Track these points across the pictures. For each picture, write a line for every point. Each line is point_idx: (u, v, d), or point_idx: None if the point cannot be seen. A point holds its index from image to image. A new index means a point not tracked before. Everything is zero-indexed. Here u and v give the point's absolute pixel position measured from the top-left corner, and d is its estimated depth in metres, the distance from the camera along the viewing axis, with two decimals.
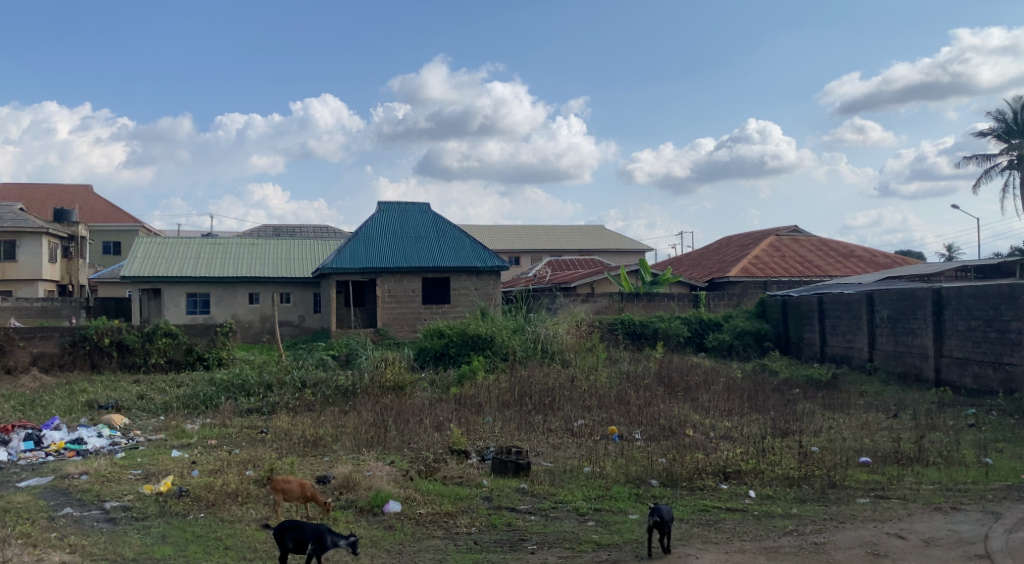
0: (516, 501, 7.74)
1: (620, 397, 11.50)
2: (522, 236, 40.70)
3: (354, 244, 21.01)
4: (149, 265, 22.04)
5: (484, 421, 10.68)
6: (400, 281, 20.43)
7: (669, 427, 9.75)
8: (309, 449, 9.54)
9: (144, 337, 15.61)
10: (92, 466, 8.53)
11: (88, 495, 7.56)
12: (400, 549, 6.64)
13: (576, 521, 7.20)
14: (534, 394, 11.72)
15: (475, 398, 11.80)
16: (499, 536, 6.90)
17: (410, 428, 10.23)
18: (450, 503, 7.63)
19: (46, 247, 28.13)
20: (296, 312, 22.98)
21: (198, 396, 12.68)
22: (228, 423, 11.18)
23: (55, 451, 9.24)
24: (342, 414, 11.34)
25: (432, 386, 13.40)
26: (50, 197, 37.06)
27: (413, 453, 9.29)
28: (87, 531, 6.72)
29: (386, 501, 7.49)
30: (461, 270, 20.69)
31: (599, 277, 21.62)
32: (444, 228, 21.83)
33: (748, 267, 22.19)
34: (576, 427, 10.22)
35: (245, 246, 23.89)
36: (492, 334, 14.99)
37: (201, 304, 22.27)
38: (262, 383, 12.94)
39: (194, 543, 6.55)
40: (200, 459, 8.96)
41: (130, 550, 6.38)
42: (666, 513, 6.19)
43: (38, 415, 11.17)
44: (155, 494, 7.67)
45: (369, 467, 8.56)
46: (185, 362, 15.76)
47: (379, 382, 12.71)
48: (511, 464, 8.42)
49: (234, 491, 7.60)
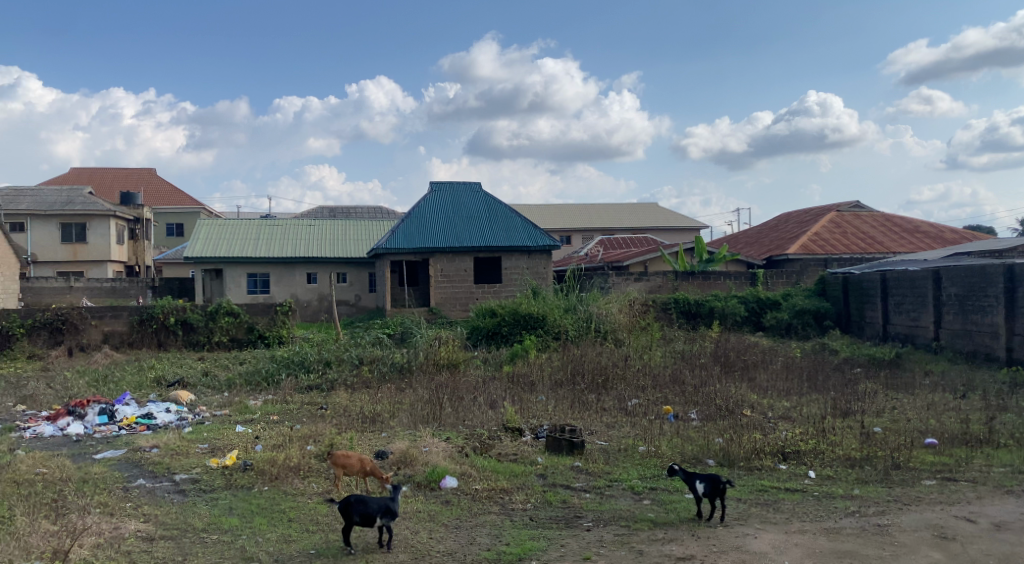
0: (571, 478, 7.79)
1: (675, 376, 11.44)
2: (573, 215, 40.54)
3: (407, 224, 21.21)
4: (211, 246, 22.57)
5: (537, 399, 10.76)
6: (452, 260, 20.57)
7: (725, 407, 9.67)
8: (367, 425, 9.73)
9: (208, 315, 16.04)
10: (162, 439, 8.82)
11: (160, 468, 7.84)
12: (457, 524, 6.75)
13: (632, 499, 7.24)
14: (587, 373, 11.73)
15: (527, 376, 11.87)
16: (554, 513, 6.97)
17: (464, 406, 10.34)
18: (505, 479, 7.72)
19: (114, 229, 28.97)
20: (353, 292, 23.35)
21: (260, 372, 13.01)
22: (289, 399, 11.46)
23: (127, 425, 9.56)
24: (398, 392, 11.50)
25: (485, 364, 13.51)
26: (116, 180, 38.25)
27: (468, 430, 9.40)
28: (160, 501, 6.98)
29: (443, 477, 7.62)
30: (512, 250, 20.73)
31: (653, 255, 21.43)
32: (495, 208, 21.90)
33: (808, 244, 21.79)
34: (630, 406, 10.20)
35: (302, 227, 24.27)
36: (544, 313, 15.00)
37: (261, 283, 22.79)
38: (320, 360, 13.20)
39: (259, 515, 6.76)
40: (263, 434, 9.21)
41: (199, 520, 6.61)
42: (701, 487, 6.52)
43: (111, 390, 11.60)
44: (222, 467, 7.91)
45: (426, 443, 8.68)
46: (247, 340, 16.21)
47: (433, 360, 12.87)
48: (566, 442, 8.46)
49: (296, 465, 7.79)
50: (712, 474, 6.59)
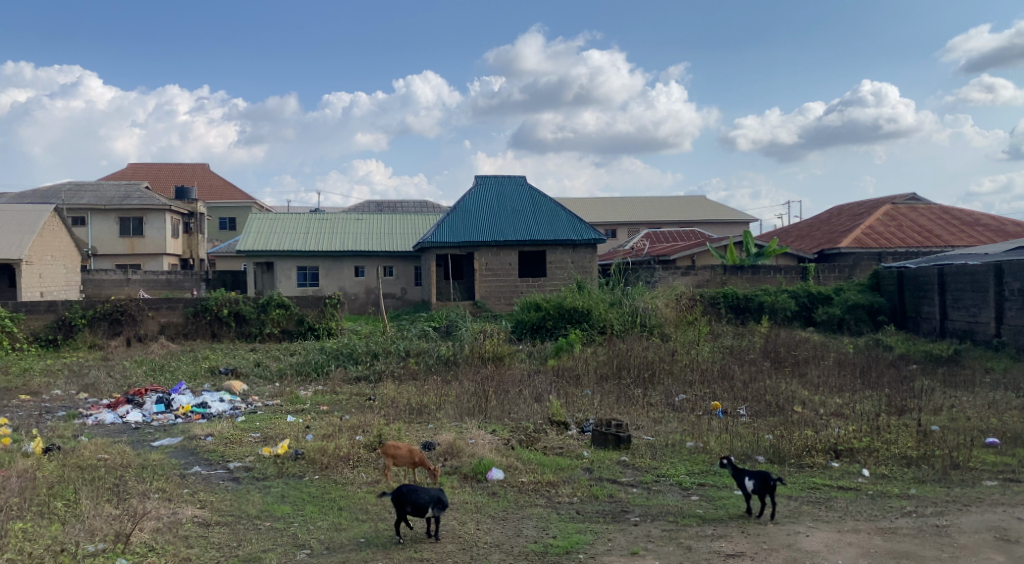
0: (618, 473, 7.77)
1: (724, 371, 11.32)
2: (618, 207, 40.44)
3: (453, 218, 21.31)
4: (262, 240, 22.97)
5: (582, 393, 10.74)
6: (497, 254, 20.62)
7: (775, 403, 9.54)
8: (414, 416, 9.82)
9: (260, 307, 16.32)
10: (217, 428, 9.02)
11: (215, 456, 8.01)
12: (505, 516, 6.78)
13: (680, 494, 7.20)
14: (634, 367, 11.67)
15: (573, 370, 11.87)
16: (601, 507, 6.96)
17: (510, 398, 10.37)
18: (552, 473, 7.72)
19: (169, 223, 29.61)
20: (399, 285, 23.55)
21: (309, 363, 13.21)
22: (338, 390, 11.62)
23: (183, 414, 9.78)
24: (444, 384, 11.58)
25: (530, 358, 13.52)
26: (172, 175, 39.09)
27: (514, 423, 9.43)
28: (215, 488, 7.14)
29: (490, 469, 7.66)
30: (557, 243, 20.68)
31: (701, 249, 21.19)
32: (540, 201, 21.88)
33: (860, 237, 21.39)
34: (678, 402, 10.12)
35: (350, 221, 24.54)
36: (589, 306, 14.96)
37: (310, 276, 23.12)
38: (368, 352, 13.35)
39: (310, 503, 6.87)
40: (314, 423, 9.35)
41: (253, 507, 6.75)
42: (749, 485, 6.47)
43: (167, 379, 11.89)
44: (274, 455, 8.05)
45: (472, 435, 8.73)
46: (297, 332, 16.48)
47: (479, 353, 12.92)
48: (612, 436, 8.44)
49: (346, 455, 7.90)
50: (761, 471, 6.53)
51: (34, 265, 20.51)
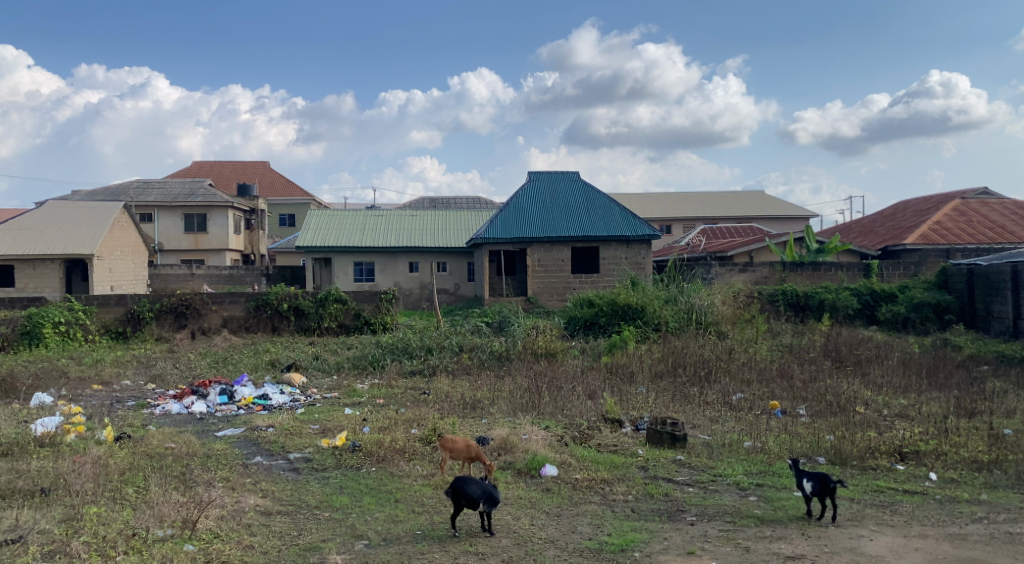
0: (674, 471, 7.70)
1: (782, 370, 11.12)
2: (675, 203, 39.95)
3: (506, 214, 21.33)
4: (320, 236, 23.33)
5: (637, 391, 10.67)
6: (550, 250, 20.58)
7: (836, 403, 9.34)
8: (468, 411, 9.87)
9: (318, 302, 16.59)
10: (278, 419, 9.20)
11: (275, 446, 8.17)
12: (559, 512, 6.77)
13: (737, 495, 7.11)
14: (689, 365, 11.54)
15: (627, 367, 11.81)
16: (656, 506, 6.91)
17: (563, 395, 10.34)
18: (606, 470, 7.68)
19: (231, 219, 30.24)
20: (452, 280, 23.69)
21: (366, 356, 13.38)
22: (393, 383, 11.75)
23: (245, 405, 10.00)
24: (497, 379, 11.62)
25: (584, 354, 13.48)
26: (233, 172, 39.93)
27: (567, 420, 9.41)
28: (276, 478, 7.28)
29: (543, 465, 7.67)
30: (611, 240, 20.57)
31: (759, 245, 20.82)
32: (594, 197, 21.78)
33: (926, 233, 20.81)
34: (735, 401, 9.99)
35: (406, 217, 24.77)
36: (643, 303, 14.83)
37: (366, 272, 23.40)
38: (422, 346, 13.45)
39: (367, 495, 6.95)
40: (370, 416, 9.47)
41: (313, 498, 6.86)
42: (807, 487, 6.35)
43: (229, 371, 12.18)
44: (332, 447, 8.18)
45: (525, 431, 8.74)
46: (354, 326, 16.72)
47: (531, 349, 12.92)
48: (667, 435, 8.36)
49: (402, 448, 7.98)
50: (821, 472, 6.40)
51: (104, 259, 21.14)
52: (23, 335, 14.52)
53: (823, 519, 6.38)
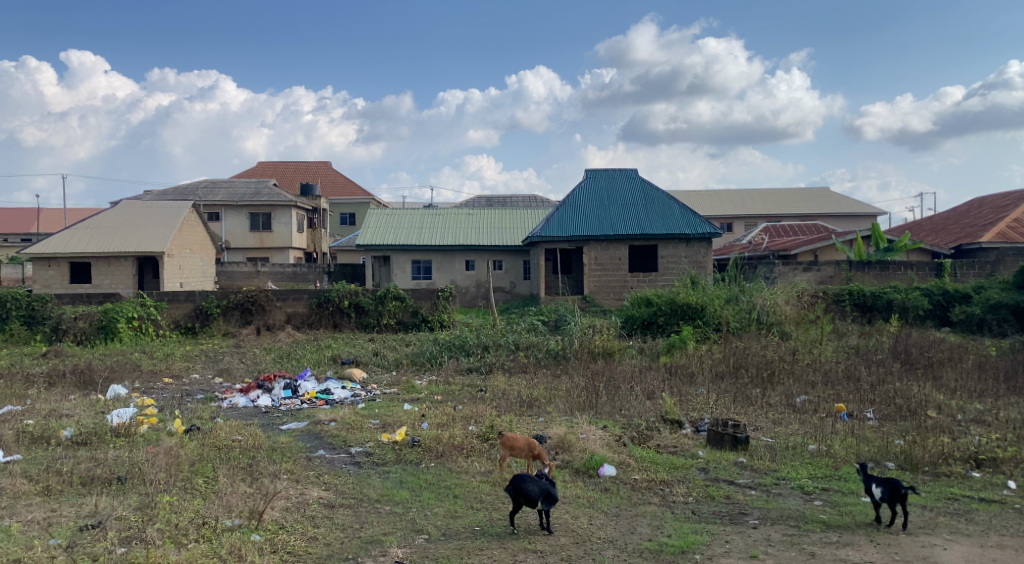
0: (735, 474, 7.57)
1: (848, 372, 10.84)
2: (737, 200, 39.34)
3: (563, 212, 21.27)
4: (380, 234, 23.64)
5: (697, 392, 10.53)
6: (607, 249, 20.45)
7: (906, 407, 9.08)
8: (525, 409, 9.85)
9: (377, 299, 16.80)
10: (339, 414, 9.33)
11: (337, 440, 8.28)
12: (617, 512, 6.71)
13: (802, 499, 6.95)
14: (751, 365, 11.33)
15: (687, 367, 11.66)
16: (718, 508, 6.79)
17: (622, 394, 10.26)
18: (665, 471, 7.59)
19: (294, 218, 30.80)
20: (508, 279, 23.72)
21: (424, 353, 13.49)
22: (451, 380, 11.82)
23: (308, 399, 10.16)
24: (554, 378, 11.59)
25: (642, 354, 13.35)
26: (296, 172, 40.68)
27: (625, 420, 9.33)
28: (338, 471, 7.39)
29: (602, 465, 7.60)
30: (669, 238, 20.34)
31: (823, 244, 20.35)
32: (652, 195, 21.55)
33: (1003, 231, 20.08)
34: (799, 403, 9.78)
35: (463, 216, 24.91)
36: (703, 303, 14.62)
37: (424, 270, 23.61)
38: (479, 344, 13.50)
39: (427, 490, 6.99)
40: (429, 412, 9.53)
41: (374, 491, 6.92)
42: (878, 494, 6.16)
43: (293, 366, 12.41)
44: (392, 442, 8.25)
45: (583, 430, 8.68)
46: (412, 323, 16.86)
47: (588, 348, 12.85)
48: (728, 437, 8.22)
49: (460, 444, 8.01)
50: (890, 478, 6.22)
51: (174, 257, 21.73)
52: (98, 329, 15.00)
53: (894, 525, 6.20)
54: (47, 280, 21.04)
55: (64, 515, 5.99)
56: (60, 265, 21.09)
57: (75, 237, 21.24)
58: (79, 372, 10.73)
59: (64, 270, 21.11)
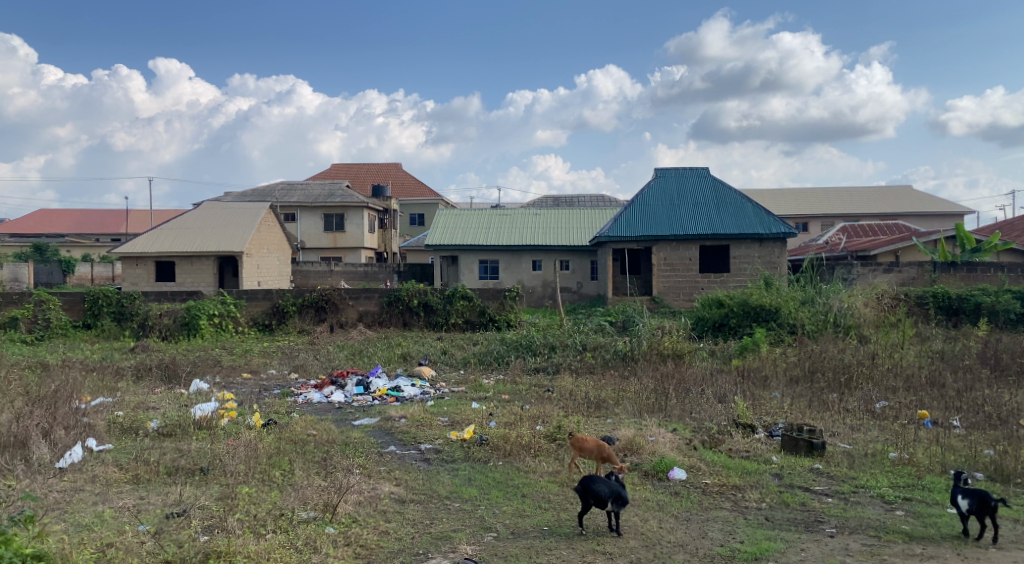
0: (811, 481, 7.36)
1: (932, 378, 10.44)
2: (814, 198, 38.44)
3: (631, 212, 21.07)
4: (449, 234, 23.88)
5: (770, 396, 10.29)
6: (677, 249, 20.19)
7: (996, 416, 8.70)
8: (592, 410, 9.78)
9: (446, 298, 16.94)
10: (409, 411, 9.42)
11: (407, 437, 8.37)
12: (688, 516, 6.60)
13: (882, 508, 6.72)
14: (828, 370, 11.01)
15: (760, 371, 11.41)
16: (793, 515, 6.62)
17: (692, 397, 10.08)
18: (737, 476, 7.44)
19: (366, 219, 31.29)
20: (575, 279, 23.62)
21: (491, 352, 13.53)
22: (518, 380, 11.82)
23: (379, 396, 10.29)
24: (622, 380, 11.49)
25: (713, 356, 13.11)
26: (369, 173, 41.33)
27: (696, 423, 9.17)
28: (409, 467, 7.45)
29: (671, 468, 7.49)
30: (741, 238, 19.95)
31: (905, 244, 19.67)
32: (723, 194, 21.16)
33: None
34: (878, 409, 9.46)
35: (531, 216, 24.92)
36: (777, 304, 14.28)
37: (491, 270, 23.72)
38: (547, 343, 13.45)
39: (495, 488, 7.00)
40: (497, 411, 9.54)
41: (443, 488, 6.97)
42: (966, 507, 5.92)
43: (365, 363, 12.61)
44: (460, 440, 8.28)
45: (652, 432, 8.58)
46: (479, 322, 16.94)
47: (657, 349, 12.64)
48: (804, 442, 8.01)
49: (528, 443, 7.98)
50: (980, 490, 5.96)
51: (253, 256, 22.30)
52: (182, 326, 15.51)
53: (982, 538, 5.96)
54: (135, 278, 21.82)
55: (152, 503, 6.20)
56: (147, 265, 21.85)
57: (161, 237, 22.01)
58: (165, 367, 11.12)
59: (150, 269, 21.87)
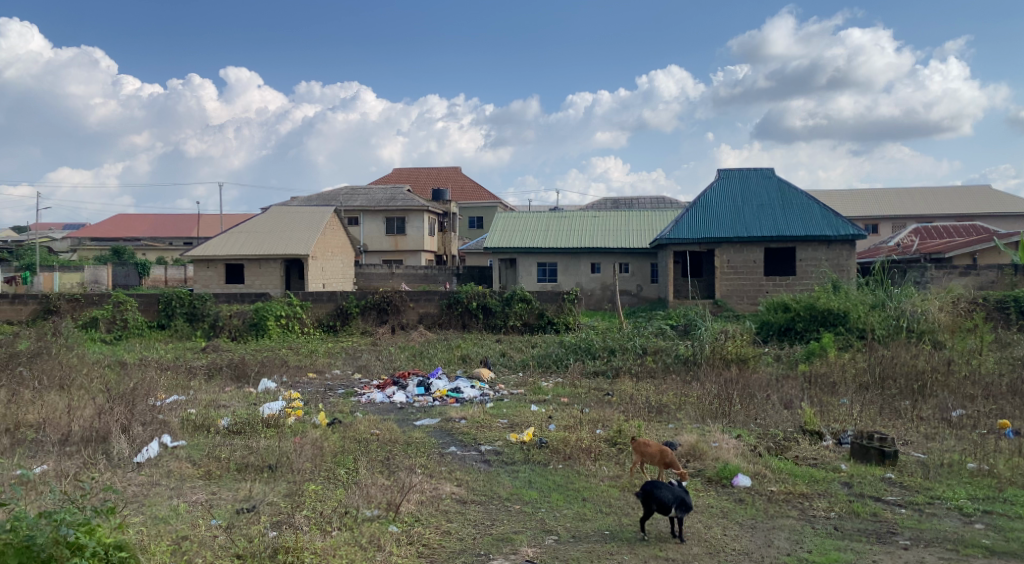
0: (882, 490, 7.12)
1: (1013, 386, 10.00)
2: (884, 199, 37.38)
3: (694, 214, 20.78)
4: (507, 237, 23.92)
5: (839, 403, 10.00)
6: (740, 251, 19.86)
7: None
8: (654, 414, 9.65)
9: (504, 301, 16.93)
10: (469, 412, 9.43)
11: (468, 438, 8.37)
12: (753, 524, 6.44)
13: (959, 521, 6.45)
14: (900, 376, 10.63)
15: (827, 377, 11.10)
16: (864, 526, 6.40)
17: (758, 403, 9.86)
18: (804, 484, 7.23)
19: (427, 222, 31.52)
20: (635, 282, 23.39)
21: (551, 355, 13.48)
22: (578, 383, 11.74)
23: (440, 397, 10.33)
24: (685, 384, 11.30)
25: (778, 362, 12.81)
26: (429, 178, 41.68)
27: (761, 429, 8.96)
28: (469, 468, 7.44)
29: (736, 475, 7.32)
30: (808, 240, 19.48)
31: (983, 247, 18.98)
32: (789, 195, 20.69)
33: None
34: (955, 417, 9.12)
35: (590, 218, 24.77)
36: (846, 309, 13.89)
37: (549, 272, 23.68)
38: (606, 347, 13.32)
39: (556, 491, 6.94)
40: (556, 414, 9.47)
41: (504, 489, 6.94)
42: None
43: (426, 364, 12.70)
44: (520, 442, 8.24)
45: (715, 438, 8.40)
46: (538, 325, 16.90)
47: (721, 354, 12.35)
48: (875, 451, 7.74)
49: (588, 447, 7.91)
50: None
51: (318, 259, 22.68)
52: (251, 326, 15.90)
53: None
54: (206, 280, 22.40)
55: (223, 498, 6.32)
56: (217, 267, 22.39)
57: (230, 240, 22.54)
58: (234, 367, 11.35)
59: (220, 271, 22.42)
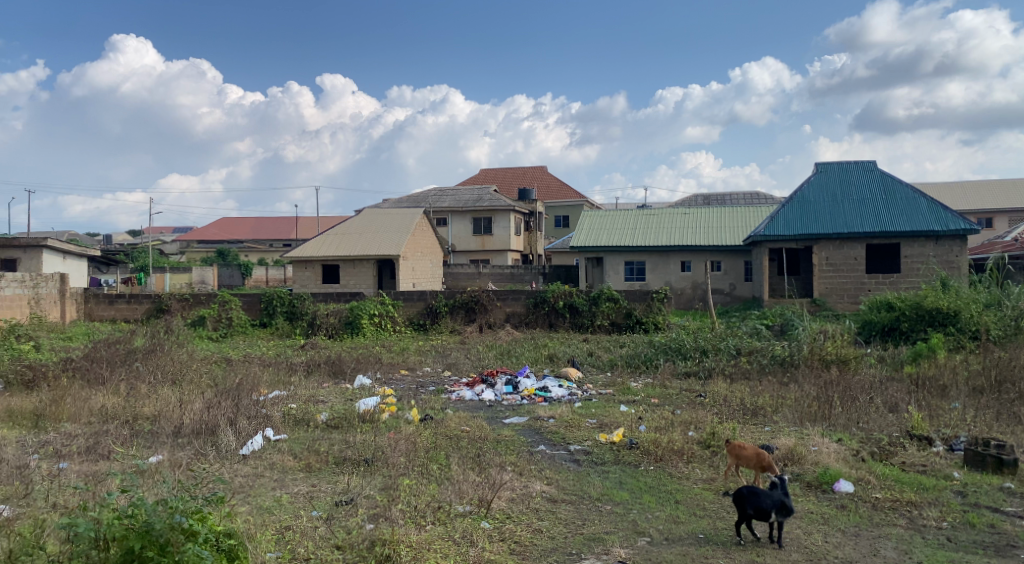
0: (1000, 500, 6.65)
1: None
2: (1000, 191, 35.46)
3: (790, 209, 20.10)
4: (594, 235, 23.73)
5: (950, 407, 9.44)
6: (840, 248, 19.10)
7: None
8: (749, 417, 9.32)
9: (591, 300, 16.73)
10: (558, 412, 9.31)
11: (557, 437, 8.25)
12: (857, 532, 6.10)
13: None
14: (1019, 381, 9.95)
15: (935, 379, 10.51)
16: (982, 537, 5.98)
17: (859, 405, 9.40)
18: (913, 492, 6.82)
19: (513, 221, 31.55)
20: (728, 280, 22.80)
21: (639, 355, 13.24)
22: (668, 384, 11.47)
23: (528, 396, 10.23)
24: (782, 386, 10.88)
25: (881, 363, 12.21)
26: (516, 177, 41.77)
27: (863, 433, 8.54)
28: (560, 468, 7.32)
29: (838, 480, 6.97)
30: (914, 235, 18.58)
31: None
32: (893, 188, 19.78)
33: None
34: None
35: (679, 215, 24.29)
36: (956, 308, 13.11)
37: (637, 271, 23.36)
38: (698, 347, 12.97)
39: (647, 493, 6.75)
40: (647, 415, 9.26)
41: (594, 490, 6.78)
42: None
43: (514, 363, 12.65)
44: (609, 443, 8.07)
45: (815, 442, 8.03)
46: (626, 325, 16.66)
47: (820, 355, 11.86)
48: (992, 458, 7.25)
49: (680, 449, 7.67)
50: None
51: (408, 259, 22.96)
52: (346, 325, 16.19)
53: None
54: (303, 280, 22.99)
55: (322, 490, 6.38)
56: (314, 266, 22.95)
57: (324, 241, 23.06)
58: (331, 363, 11.55)
59: (317, 270, 22.96)
